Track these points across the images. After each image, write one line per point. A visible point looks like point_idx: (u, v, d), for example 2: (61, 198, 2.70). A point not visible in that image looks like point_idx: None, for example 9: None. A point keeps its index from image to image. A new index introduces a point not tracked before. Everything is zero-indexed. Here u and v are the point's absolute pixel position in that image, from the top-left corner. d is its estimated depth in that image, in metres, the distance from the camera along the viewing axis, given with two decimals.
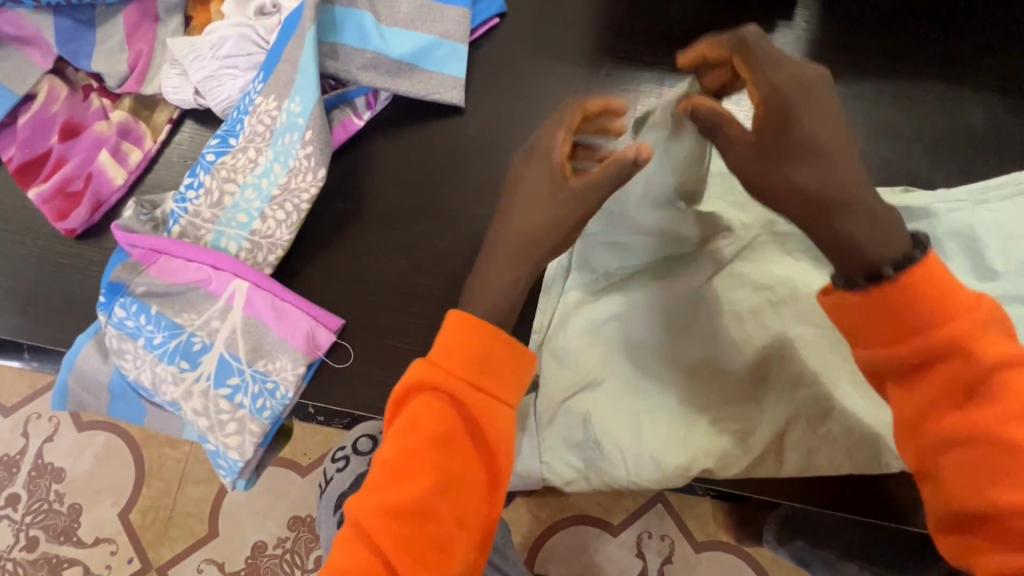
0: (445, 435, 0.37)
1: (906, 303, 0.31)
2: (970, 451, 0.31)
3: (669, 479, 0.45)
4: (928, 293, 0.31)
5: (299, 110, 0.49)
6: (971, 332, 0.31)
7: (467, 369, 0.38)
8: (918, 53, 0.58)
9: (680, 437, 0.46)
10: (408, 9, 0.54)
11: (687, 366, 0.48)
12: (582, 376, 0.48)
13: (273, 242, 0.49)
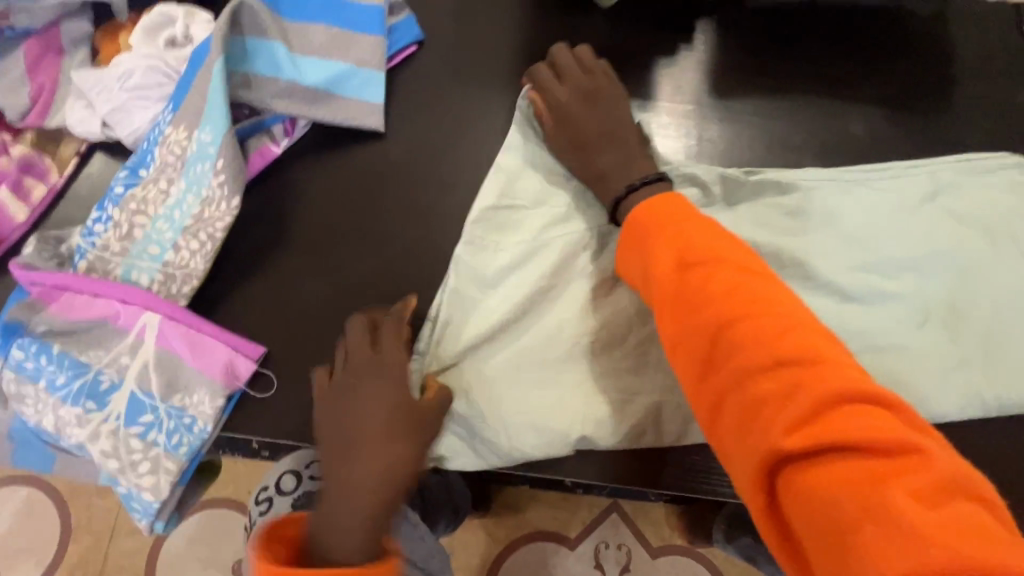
0: None
1: (633, 245, 0.43)
2: (686, 342, 0.37)
3: (557, 447, 0.47)
4: (637, 232, 0.43)
5: (210, 138, 0.48)
6: (670, 250, 0.40)
7: None
8: (805, 71, 0.64)
9: (568, 406, 0.48)
10: (321, 38, 0.54)
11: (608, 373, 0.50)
12: (469, 350, 0.49)
13: (187, 273, 0.48)
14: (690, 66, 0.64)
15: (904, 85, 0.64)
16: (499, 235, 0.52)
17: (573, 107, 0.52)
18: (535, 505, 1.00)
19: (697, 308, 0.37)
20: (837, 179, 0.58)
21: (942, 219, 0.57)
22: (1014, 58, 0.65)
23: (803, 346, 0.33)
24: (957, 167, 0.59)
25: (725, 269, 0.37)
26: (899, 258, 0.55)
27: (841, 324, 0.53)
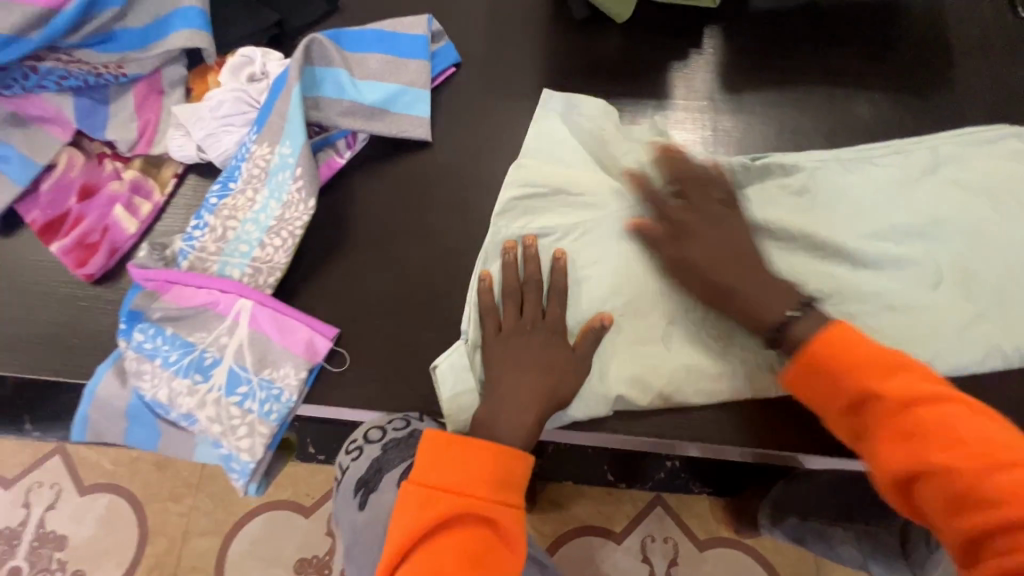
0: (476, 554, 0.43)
1: (826, 373, 0.47)
2: (927, 483, 0.43)
3: (595, 405, 0.53)
4: (837, 358, 0.47)
5: (290, 152, 0.57)
6: (874, 376, 0.46)
7: (472, 484, 0.45)
8: (808, 65, 0.70)
9: (601, 369, 0.54)
10: (376, 64, 0.63)
11: (645, 341, 0.55)
12: None
13: (272, 265, 0.56)
14: (702, 67, 0.70)
15: (903, 71, 0.69)
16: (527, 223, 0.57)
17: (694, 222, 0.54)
18: (579, 501, 1.02)
19: (905, 405, 0.44)
20: (843, 157, 0.62)
21: (949, 188, 0.60)
22: (1007, 40, 0.70)
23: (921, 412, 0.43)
24: (953, 140, 0.63)
25: (897, 379, 0.45)
26: (911, 223, 0.59)
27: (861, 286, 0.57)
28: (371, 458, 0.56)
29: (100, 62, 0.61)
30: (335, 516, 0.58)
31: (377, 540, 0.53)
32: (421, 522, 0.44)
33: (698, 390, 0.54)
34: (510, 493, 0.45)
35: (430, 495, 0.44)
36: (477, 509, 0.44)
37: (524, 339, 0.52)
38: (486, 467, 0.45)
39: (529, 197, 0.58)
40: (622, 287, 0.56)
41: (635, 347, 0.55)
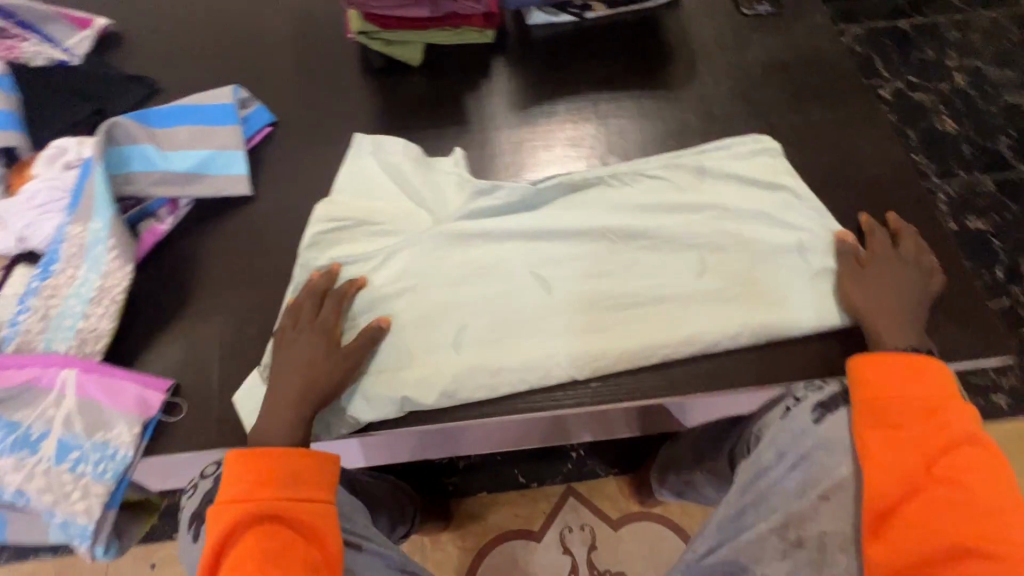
0: (275, 548, 0.49)
1: (936, 393, 0.54)
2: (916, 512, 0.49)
3: (382, 408, 0.59)
4: (943, 378, 0.55)
5: (102, 226, 0.61)
6: (938, 403, 0.53)
7: (265, 489, 0.51)
8: (583, 77, 0.81)
9: (393, 377, 0.60)
10: (186, 135, 0.68)
11: (454, 340, 0.62)
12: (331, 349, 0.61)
13: (98, 333, 0.59)
14: (497, 92, 0.80)
15: (660, 71, 0.81)
16: (334, 254, 0.64)
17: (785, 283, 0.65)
18: (495, 509, 1.05)
19: (944, 440, 0.51)
20: (620, 174, 0.70)
21: (710, 192, 0.70)
22: (738, 34, 0.84)
23: (942, 448, 0.51)
24: (721, 156, 0.72)
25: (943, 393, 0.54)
26: (673, 224, 0.67)
27: (637, 281, 0.65)
28: (203, 493, 0.56)
29: None
30: (182, 561, 0.57)
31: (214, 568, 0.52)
32: (220, 537, 0.50)
33: (505, 377, 0.61)
34: (301, 487, 0.52)
35: (225, 512, 0.51)
36: (267, 507, 0.50)
37: (301, 342, 0.58)
38: (264, 469, 0.52)
39: (330, 229, 0.65)
40: (422, 309, 0.63)
41: (438, 356, 0.61)
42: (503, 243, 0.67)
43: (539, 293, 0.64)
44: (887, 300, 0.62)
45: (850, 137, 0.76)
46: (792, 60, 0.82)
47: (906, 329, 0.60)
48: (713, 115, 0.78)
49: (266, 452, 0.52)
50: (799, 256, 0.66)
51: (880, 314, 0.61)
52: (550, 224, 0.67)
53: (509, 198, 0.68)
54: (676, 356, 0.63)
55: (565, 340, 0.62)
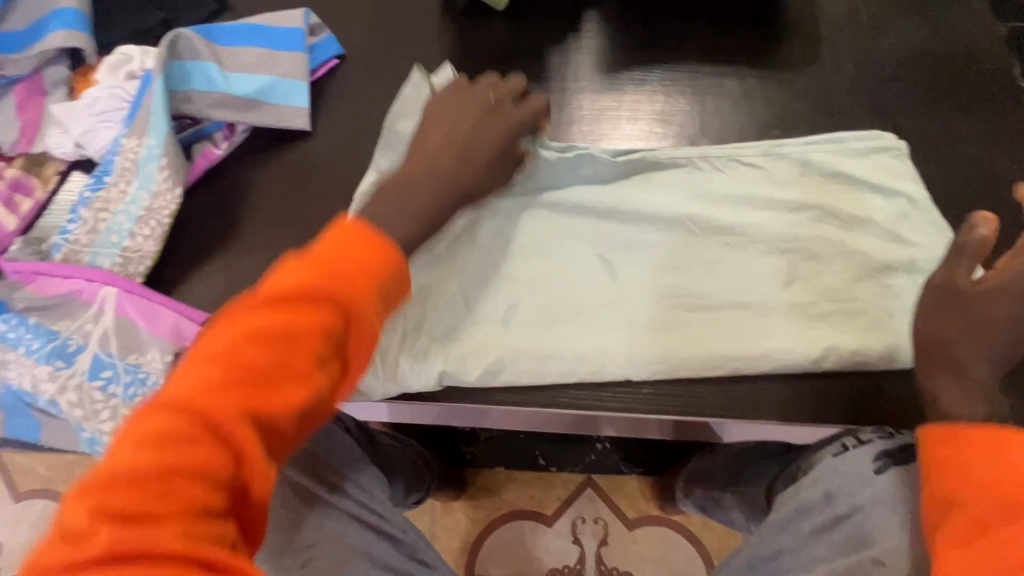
0: (309, 331, 0.41)
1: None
2: None
3: (420, 379, 0.55)
4: None
5: (155, 143, 0.58)
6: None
7: (341, 283, 0.43)
8: (684, 45, 0.71)
9: (431, 347, 0.56)
10: (250, 57, 0.64)
11: (505, 316, 0.57)
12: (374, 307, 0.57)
13: (141, 254, 0.57)
14: (584, 49, 0.72)
15: (774, 48, 0.71)
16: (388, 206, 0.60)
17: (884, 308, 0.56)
18: (510, 486, 1.03)
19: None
20: (710, 157, 0.62)
21: (810, 192, 0.61)
22: (873, 14, 0.72)
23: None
24: (832, 149, 0.61)
25: None
26: (762, 223, 0.59)
27: (713, 282, 0.58)
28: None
29: None
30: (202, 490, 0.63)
31: None
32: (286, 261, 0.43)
33: (551, 367, 0.56)
34: (382, 301, 0.45)
35: (268, 307, 0.41)
36: (334, 310, 0.42)
37: (456, 94, 0.56)
38: (362, 248, 0.45)
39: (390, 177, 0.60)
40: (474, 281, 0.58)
41: (482, 334, 0.57)
42: (571, 218, 0.60)
43: (599, 278, 0.59)
44: (961, 359, 0.49)
45: (989, 154, 0.65)
46: (935, 52, 0.70)
47: (966, 396, 0.48)
48: (827, 106, 0.68)
49: (376, 246, 0.45)
50: (907, 278, 0.57)
51: (938, 372, 0.49)
52: (623, 205, 0.60)
53: (581, 168, 0.61)
54: (740, 375, 0.56)
55: (620, 338, 0.57)
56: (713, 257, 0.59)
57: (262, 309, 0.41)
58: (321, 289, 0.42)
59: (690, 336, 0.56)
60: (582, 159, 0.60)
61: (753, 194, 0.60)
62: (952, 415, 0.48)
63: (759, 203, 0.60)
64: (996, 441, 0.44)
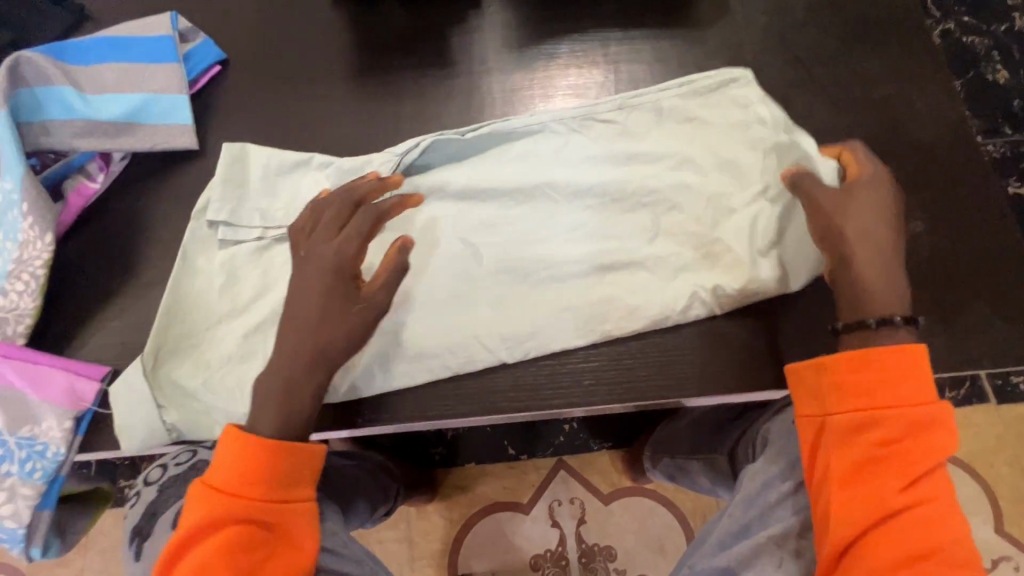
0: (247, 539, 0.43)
1: (907, 381, 0.45)
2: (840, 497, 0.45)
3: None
4: (894, 374, 0.45)
5: (12, 186, 0.51)
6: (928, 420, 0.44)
7: (255, 486, 0.44)
8: (592, 12, 0.68)
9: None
10: (113, 75, 0.57)
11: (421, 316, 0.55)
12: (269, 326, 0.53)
13: (19, 313, 0.51)
14: (488, 27, 0.67)
15: (684, 6, 0.68)
16: (263, 220, 0.56)
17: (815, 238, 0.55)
18: (482, 480, 1.02)
19: (908, 453, 0.44)
20: (565, 119, 0.60)
21: (670, 138, 0.60)
22: None
23: (904, 449, 0.44)
24: (683, 93, 0.61)
25: (932, 410, 0.45)
26: (624, 177, 0.58)
27: (625, 248, 0.57)
28: (147, 503, 0.53)
29: None
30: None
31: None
32: (195, 523, 0.43)
33: (431, 360, 0.54)
34: (287, 468, 0.45)
35: (214, 530, 0.43)
36: (247, 505, 0.43)
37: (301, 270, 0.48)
38: (247, 458, 0.44)
39: (227, 189, 0.56)
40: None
41: (375, 343, 0.54)
42: (431, 203, 0.58)
43: (468, 260, 0.57)
44: (857, 232, 0.50)
45: (903, 95, 0.64)
46: None
47: (897, 282, 0.49)
48: (743, 62, 0.66)
49: (269, 448, 0.44)
50: None
51: (878, 239, 0.49)
52: (482, 183, 0.58)
53: (434, 149, 0.58)
54: (671, 346, 0.55)
55: (535, 322, 0.55)
56: (616, 225, 0.58)
57: (209, 529, 0.43)
58: (255, 506, 0.44)
59: (601, 316, 0.55)
60: (431, 140, 0.58)
61: (633, 148, 0.59)
62: (888, 310, 0.48)
63: (644, 159, 0.59)
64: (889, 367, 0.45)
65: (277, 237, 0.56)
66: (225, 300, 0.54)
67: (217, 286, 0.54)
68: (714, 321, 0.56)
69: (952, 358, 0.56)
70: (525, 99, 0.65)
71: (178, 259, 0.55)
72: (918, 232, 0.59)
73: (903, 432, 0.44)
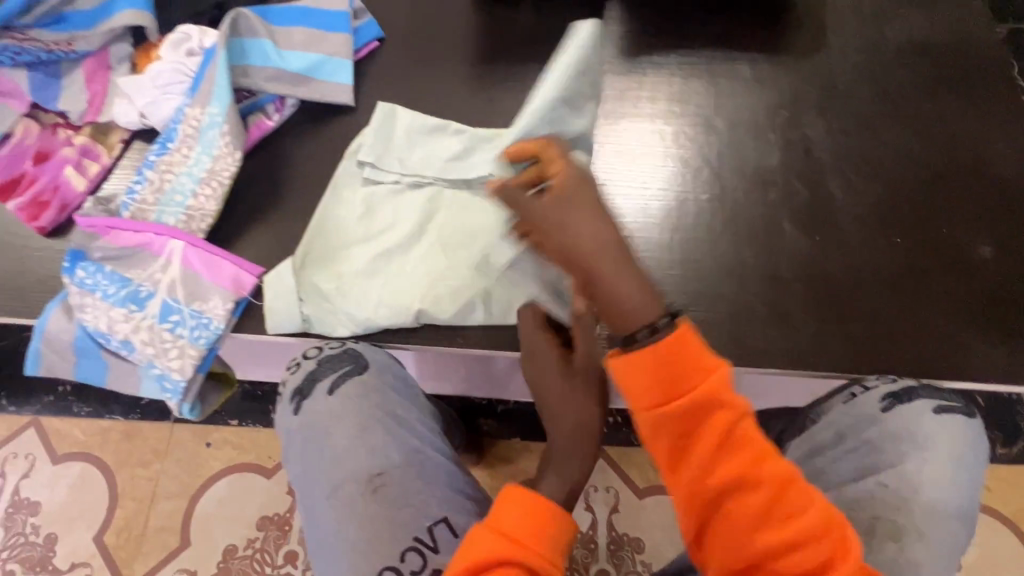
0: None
1: (681, 368, 0.43)
2: (688, 472, 0.46)
3: (400, 315, 0.60)
4: (670, 366, 0.43)
5: (218, 111, 0.64)
6: (711, 400, 0.44)
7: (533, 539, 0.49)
8: (700, 32, 0.76)
9: (408, 289, 0.61)
10: (300, 37, 0.70)
11: None
12: (395, 253, 0.63)
13: (204, 213, 0.63)
14: (605, 36, 0.77)
15: (784, 36, 0.76)
16: (400, 167, 0.66)
17: (554, 208, 0.42)
18: (525, 455, 1.08)
19: (729, 429, 0.45)
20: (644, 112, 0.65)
21: None
22: (876, 6, 0.76)
23: (715, 430, 0.44)
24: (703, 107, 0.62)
25: (714, 384, 0.43)
26: None
27: None
28: (307, 370, 0.60)
29: (55, 40, 0.69)
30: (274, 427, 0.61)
31: (302, 447, 0.57)
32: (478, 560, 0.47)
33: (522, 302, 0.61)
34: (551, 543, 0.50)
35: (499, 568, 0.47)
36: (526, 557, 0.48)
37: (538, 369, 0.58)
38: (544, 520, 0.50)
39: (378, 139, 0.66)
40: (453, 232, 0.64)
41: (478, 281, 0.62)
42: None
43: None
44: (569, 237, 0.42)
45: (983, 136, 0.70)
46: (933, 42, 0.75)
47: (627, 289, 0.42)
48: (833, 89, 0.73)
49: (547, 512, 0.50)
50: (891, 242, 0.65)
51: (576, 252, 0.42)
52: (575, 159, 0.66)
53: None
54: (750, 326, 0.63)
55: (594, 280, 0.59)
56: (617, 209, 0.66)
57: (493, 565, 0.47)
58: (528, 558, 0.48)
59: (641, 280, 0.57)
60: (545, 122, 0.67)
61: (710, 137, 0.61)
62: (627, 323, 0.42)
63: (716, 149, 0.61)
64: (666, 357, 0.42)
65: (411, 184, 0.66)
66: (362, 227, 0.64)
67: (357, 215, 0.64)
68: (783, 307, 0.63)
69: (1010, 375, 0.60)
70: (633, 98, 0.74)
71: (329, 189, 0.65)
72: (987, 257, 0.64)
73: (703, 413, 0.44)
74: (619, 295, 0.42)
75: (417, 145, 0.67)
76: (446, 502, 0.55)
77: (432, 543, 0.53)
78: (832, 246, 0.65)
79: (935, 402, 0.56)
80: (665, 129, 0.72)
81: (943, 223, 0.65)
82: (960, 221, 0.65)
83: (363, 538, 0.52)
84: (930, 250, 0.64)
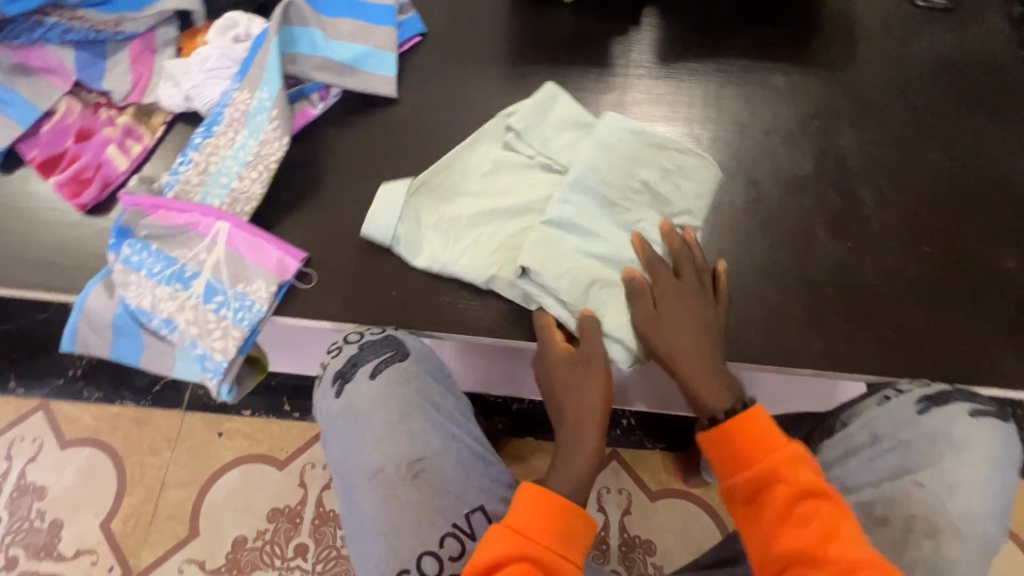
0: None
1: (752, 445, 0.55)
2: (758, 539, 0.53)
3: (476, 272, 0.61)
4: (743, 438, 0.56)
5: (267, 96, 0.64)
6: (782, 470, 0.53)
7: (544, 535, 0.50)
8: (736, 41, 0.78)
9: (493, 252, 0.62)
10: (347, 28, 0.71)
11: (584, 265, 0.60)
12: (497, 215, 0.63)
13: (249, 196, 0.63)
14: (643, 40, 0.78)
15: (817, 48, 0.78)
16: (559, 141, 0.64)
17: (676, 322, 0.58)
18: (539, 455, 1.08)
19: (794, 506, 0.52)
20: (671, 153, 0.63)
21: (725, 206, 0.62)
22: (906, 23, 0.78)
23: (782, 505, 0.52)
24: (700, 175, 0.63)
25: (782, 459, 0.54)
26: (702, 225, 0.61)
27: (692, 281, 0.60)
28: (347, 356, 0.61)
29: (101, 20, 0.68)
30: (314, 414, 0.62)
31: (343, 431, 0.59)
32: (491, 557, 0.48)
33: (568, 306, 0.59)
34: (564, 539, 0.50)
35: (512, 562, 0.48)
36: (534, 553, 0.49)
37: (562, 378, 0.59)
38: (551, 510, 0.51)
39: (533, 110, 0.65)
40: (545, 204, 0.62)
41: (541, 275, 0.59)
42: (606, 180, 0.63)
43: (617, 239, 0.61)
44: (674, 347, 0.58)
45: (1007, 152, 0.72)
46: (959, 60, 0.77)
47: (717, 383, 0.58)
48: (863, 102, 0.75)
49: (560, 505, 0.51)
50: (920, 252, 0.67)
51: (678, 357, 0.58)
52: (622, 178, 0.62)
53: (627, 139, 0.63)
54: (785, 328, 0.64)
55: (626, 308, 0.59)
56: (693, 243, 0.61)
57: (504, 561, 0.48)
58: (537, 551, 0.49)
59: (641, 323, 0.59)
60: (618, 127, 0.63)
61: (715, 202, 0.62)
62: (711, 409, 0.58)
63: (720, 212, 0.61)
64: (738, 433, 0.56)
65: (543, 161, 0.65)
66: (482, 182, 0.65)
67: (483, 168, 0.65)
68: (816, 310, 0.64)
69: None
70: (670, 102, 0.75)
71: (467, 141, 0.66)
72: (1012, 269, 0.66)
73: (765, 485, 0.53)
74: (699, 386, 0.59)
75: (548, 122, 0.65)
76: (484, 492, 0.57)
77: (470, 531, 0.53)
78: (863, 254, 0.66)
79: (971, 404, 0.60)
80: (702, 135, 0.73)
81: (969, 235, 0.67)
82: (986, 233, 0.68)
83: (402, 520, 0.54)
84: (957, 261, 0.66)
